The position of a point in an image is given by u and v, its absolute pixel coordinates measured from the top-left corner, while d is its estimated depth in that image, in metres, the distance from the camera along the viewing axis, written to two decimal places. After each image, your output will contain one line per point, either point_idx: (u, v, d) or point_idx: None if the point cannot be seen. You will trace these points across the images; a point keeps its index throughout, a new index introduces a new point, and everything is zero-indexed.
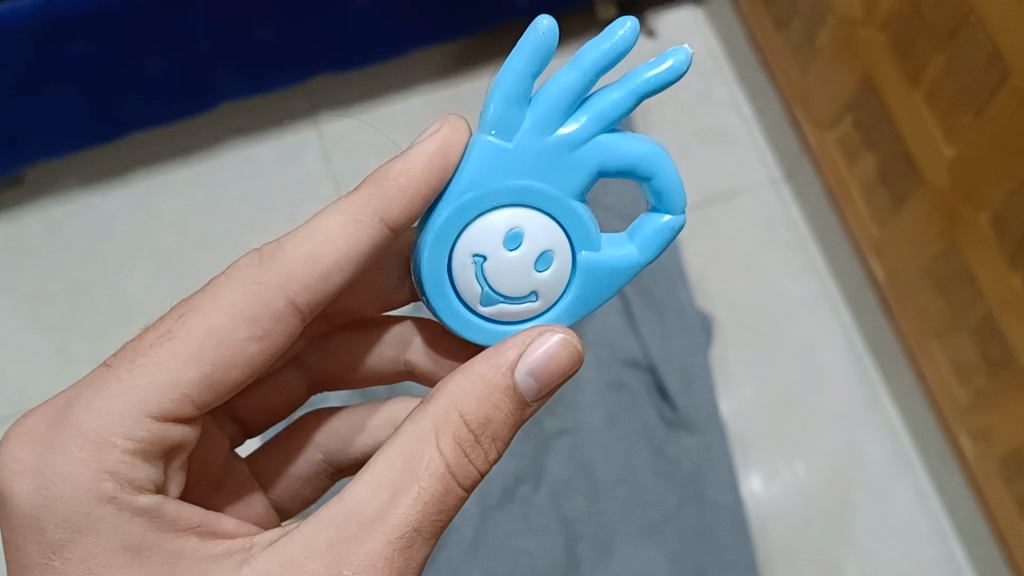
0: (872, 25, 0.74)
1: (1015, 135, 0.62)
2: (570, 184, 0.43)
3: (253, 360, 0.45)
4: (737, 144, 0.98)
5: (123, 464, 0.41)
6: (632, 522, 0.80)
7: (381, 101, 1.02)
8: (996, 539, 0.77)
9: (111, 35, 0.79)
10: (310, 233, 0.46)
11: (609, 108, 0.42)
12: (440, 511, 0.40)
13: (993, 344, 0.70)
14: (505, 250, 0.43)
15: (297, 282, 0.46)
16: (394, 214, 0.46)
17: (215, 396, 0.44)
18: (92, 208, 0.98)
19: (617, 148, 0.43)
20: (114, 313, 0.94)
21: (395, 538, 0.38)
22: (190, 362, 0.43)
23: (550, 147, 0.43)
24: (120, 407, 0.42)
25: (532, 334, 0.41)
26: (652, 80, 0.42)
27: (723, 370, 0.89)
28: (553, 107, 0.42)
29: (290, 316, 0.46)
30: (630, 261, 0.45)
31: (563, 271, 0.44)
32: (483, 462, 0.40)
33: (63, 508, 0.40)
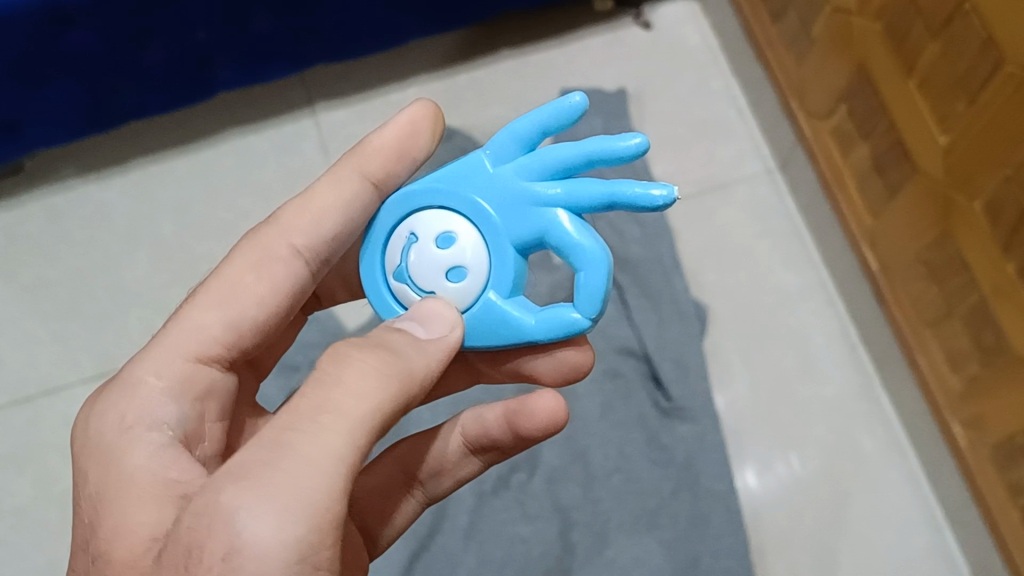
0: (866, 15, 0.74)
1: (1008, 122, 0.62)
2: (513, 228, 0.44)
3: (269, 298, 0.47)
4: (731, 135, 0.99)
5: (144, 400, 0.44)
6: (627, 510, 0.80)
7: (379, 92, 1.02)
8: (989, 529, 0.78)
9: (111, 24, 0.79)
10: (311, 194, 0.49)
11: (580, 190, 0.42)
12: (328, 402, 0.37)
13: (987, 331, 0.71)
14: (433, 246, 0.44)
15: (296, 231, 0.48)
16: (371, 165, 0.49)
17: (240, 339, 0.47)
18: (91, 197, 0.98)
19: (565, 225, 0.42)
20: (112, 301, 0.94)
21: (276, 440, 0.35)
22: (211, 308, 0.46)
23: (518, 187, 0.44)
24: (154, 356, 0.45)
25: (433, 307, 0.43)
26: (627, 191, 0.40)
27: (717, 360, 0.89)
28: (539, 161, 0.44)
29: (295, 262, 0.48)
30: (522, 328, 0.44)
31: (464, 292, 0.44)
32: (373, 366, 0.38)
33: (100, 450, 0.43)
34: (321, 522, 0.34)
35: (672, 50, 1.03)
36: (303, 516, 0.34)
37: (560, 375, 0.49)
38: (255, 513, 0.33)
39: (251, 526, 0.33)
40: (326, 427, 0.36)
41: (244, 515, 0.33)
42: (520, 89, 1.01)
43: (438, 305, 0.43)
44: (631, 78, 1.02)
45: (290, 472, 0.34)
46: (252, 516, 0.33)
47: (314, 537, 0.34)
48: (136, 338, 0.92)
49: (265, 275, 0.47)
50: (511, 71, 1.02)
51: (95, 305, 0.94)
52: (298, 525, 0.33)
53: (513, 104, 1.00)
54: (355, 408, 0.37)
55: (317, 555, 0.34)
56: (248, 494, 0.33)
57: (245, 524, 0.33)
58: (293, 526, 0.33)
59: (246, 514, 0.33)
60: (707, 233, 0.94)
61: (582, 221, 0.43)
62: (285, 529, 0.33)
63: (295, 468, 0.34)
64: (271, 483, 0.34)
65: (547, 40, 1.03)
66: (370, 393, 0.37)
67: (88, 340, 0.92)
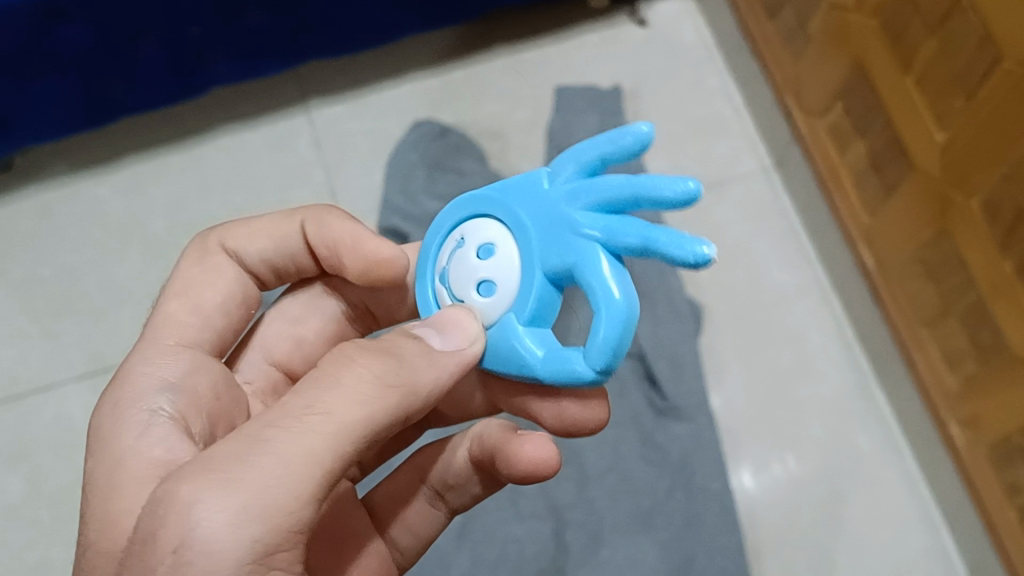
0: (863, 11, 0.74)
1: (1005, 118, 0.62)
2: (548, 255, 0.41)
3: (218, 284, 0.51)
4: (727, 133, 0.98)
5: (134, 384, 0.45)
6: (622, 510, 0.80)
7: (372, 89, 1.01)
8: (985, 528, 0.77)
9: (105, 19, 0.78)
10: (260, 217, 0.54)
11: (613, 228, 0.38)
12: (316, 403, 0.36)
13: (983, 330, 0.70)
14: (474, 255, 0.44)
15: (233, 236, 0.53)
16: (310, 225, 0.53)
17: (208, 318, 0.50)
18: (83, 193, 0.98)
19: (591, 264, 0.39)
20: (104, 298, 0.93)
21: (255, 435, 0.35)
22: (174, 298, 0.50)
23: (562, 210, 0.41)
24: (142, 347, 0.48)
25: (461, 314, 0.42)
26: (661, 246, 0.36)
27: (713, 360, 0.88)
28: (589, 189, 0.40)
29: (229, 257, 0.53)
30: (526, 359, 0.42)
31: (489, 308, 0.43)
32: (372, 368, 0.38)
33: (98, 436, 0.44)
34: (279, 526, 0.34)
35: (669, 46, 1.02)
36: (260, 519, 0.34)
37: (562, 425, 0.47)
38: (214, 507, 0.33)
39: (206, 522, 0.33)
40: (308, 428, 0.35)
41: (203, 508, 0.33)
42: (516, 86, 1.01)
43: (463, 320, 0.42)
44: (626, 75, 1.01)
45: (260, 472, 0.34)
46: (210, 511, 0.33)
47: (270, 540, 0.34)
48: (128, 334, 0.91)
49: (210, 266, 0.52)
50: (506, 67, 1.02)
51: (87, 302, 0.93)
52: (255, 527, 0.33)
53: (506, 102, 1.00)
54: (347, 414, 0.36)
55: (271, 558, 0.34)
56: (210, 486, 0.33)
57: (202, 518, 0.33)
58: (248, 528, 0.33)
59: (203, 508, 0.33)
60: (703, 230, 0.94)
61: (618, 263, 0.39)
62: (240, 530, 0.33)
63: (262, 469, 0.34)
64: (236, 480, 0.34)
65: (543, 36, 1.03)
66: (367, 400, 0.37)
67: (79, 337, 0.91)
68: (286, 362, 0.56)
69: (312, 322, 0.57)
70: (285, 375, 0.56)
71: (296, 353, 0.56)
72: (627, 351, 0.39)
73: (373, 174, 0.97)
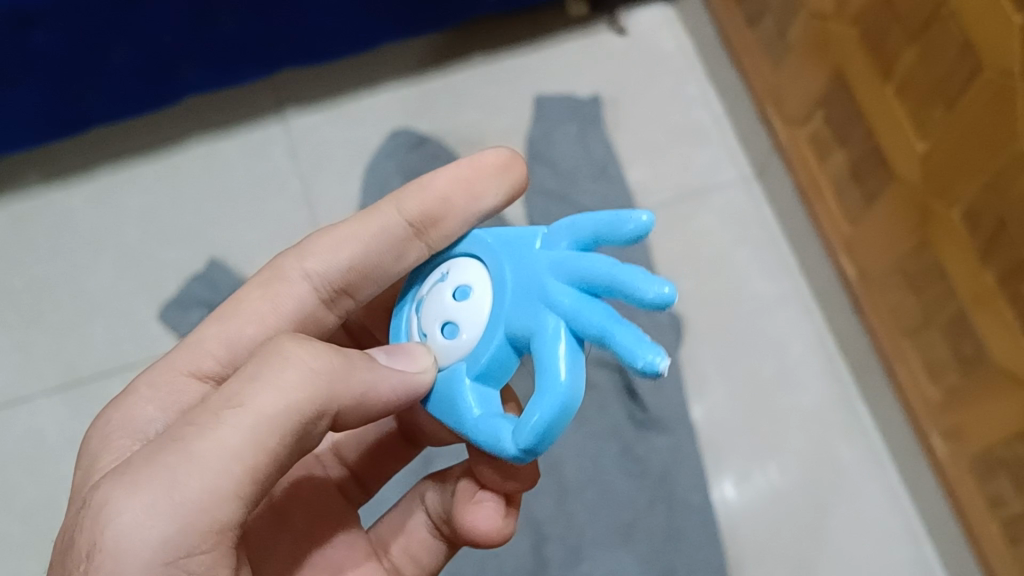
0: (843, 19, 0.74)
1: (985, 128, 0.61)
2: (512, 317, 0.39)
3: (266, 320, 0.47)
4: (707, 143, 0.98)
5: (128, 410, 0.44)
6: (602, 523, 0.79)
7: (350, 97, 1.00)
8: (967, 540, 0.76)
9: (76, 27, 0.77)
10: (343, 225, 0.49)
11: (581, 310, 0.36)
12: (233, 397, 0.35)
13: (965, 341, 0.69)
14: (449, 296, 0.42)
15: (312, 258, 0.48)
16: (408, 201, 0.48)
17: (236, 358, 0.46)
18: (55, 203, 0.96)
19: (547, 339, 0.37)
20: (75, 310, 0.92)
21: (174, 432, 0.35)
22: (216, 323, 0.47)
23: (538, 272, 0.39)
24: (155, 369, 0.46)
25: (424, 351, 0.41)
26: (620, 348, 0.34)
27: (694, 371, 0.88)
28: (571, 259, 0.38)
29: (301, 285, 0.48)
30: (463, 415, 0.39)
31: (449, 352, 0.41)
32: (295, 355, 0.37)
33: (86, 454, 0.43)
34: (193, 526, 0.34)
35: (648, 55, 1.02)
36: (170, 518, 0.34)
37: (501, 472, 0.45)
38: (122, 509, 0.34)
39: (115, 523, 0.34)
40: (220, 422, 0.35)
41: (113, 509, 0.34)
42: (495, 94, 1.00)
43: (416, 355, 0.41)
44: (606, 84, 1.00)
45: (170, 471, 0.34)
46: (118, 513, 0.34)
47: (185, 540, 0.34)
48: (101, 345, 0.90)
49: (270, 294, 0.47)
50: (484, 75, 1.01)
51: (59, 313, 0.92)
52: (165, 527, 0.34)
53: (486, 109, 0.99)
54: (264, 405, 0.35)
55: (188, 559, 0.35)
56: (122, 488, 0.34)
57: (112, 519, 0.34)
58: (157, 528, 0.34)
59: (115, 512, 0.34)
60: (683, 240, 0.93)
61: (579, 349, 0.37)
62: (151, 532, 0.34)
63: (172, 466, 0.34)
64: (146, 479, 0.34)
65: (522, 44, 1.02)
66: (285, 388, 0.36)
67: (51, 350, 0.90)
68: None
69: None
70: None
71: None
72: (556, 441, 0.36)
73: (350, 182, 0.96)
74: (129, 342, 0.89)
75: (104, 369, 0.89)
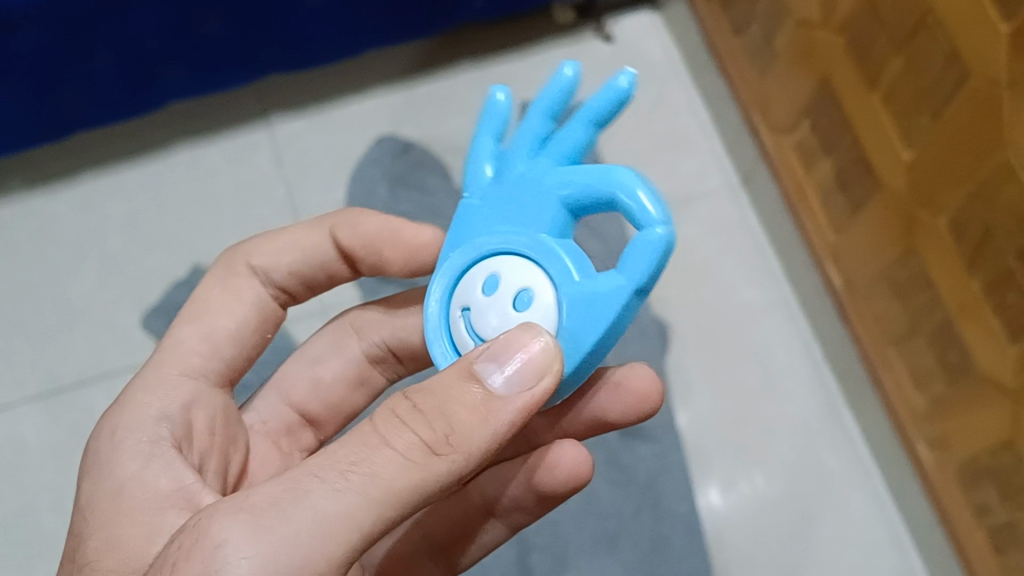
0: (830, 28, 0.74)
1: (971, 136, 0.61)
2: (543, 223, 0.42)
3: (236, 309, 0.52)
4: (693, 150, 0.98)
5: (131, 412, 0.47)
6: (587, 533, 0.78)
7: (335, 104, 1.00)
8: (953, 549, 0.76)
9: (57, 30, 0.76)
10: (289, 230, 0.54)
11: (565, 138, 0.43)
12: (364, 468, 0.36)
13: (951, 350, 0.69)
14: (481, 293, 0.41)
15: (260, 257, 0.53)
16: (342, 230, 0.52)
17: (218, 350, 0.50)
18: (38, 210, 0.96)
19: (576, 176, 0.42)
20: (57, 317, 0.91)
21: (298, 486, 0.35)
22: (188, 324, 0.51)
23: (514, 190, 0.43)
24: (146, 376, 0.49)
25: (524, 323, 0.39)
26: (600, 103, 0.42)
27: (679, 379, 0.87)
28: (514, 152, 0.44)
29: (254, 281, 0.53)
30: (616, 292, 0.40)
31: (543, 317, 0.40)
32: (427, 430, 0.36)
33: (98, 463, 0.45)
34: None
35: (634, 62, 1.02)
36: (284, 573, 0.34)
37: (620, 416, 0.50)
38: (239, 558, 0.34)
39: (228, 569, 0.33)
40: (348, 490, 0.35)
41: (230, 552, 0.34)
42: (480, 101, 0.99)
43: (527, 343, 0.37)
44: (592, 91, 1.00)
45: (293, 530, 0.34)
46: (233, 558, 0.34)
47: None
48: (82, 352, 0.89)
49: (231, 289, 0.52)
50: (469, 82, 1.01)
51: (41, 320, 0.91)
52: None
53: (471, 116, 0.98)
54: (391, 479, 0.36)
55: None
56: (241, 535, 0.34)
57: (224, 563, 0.34)
58: None
59: (231, 557, 0.34)
60: None
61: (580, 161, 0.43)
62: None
63: (297, 526, 0.34)
64: (267, 531, 0.34)
65: (507, 51, 1.02)
66: (413, 466, 0.36)
67: (32, 357, 0.89)
68: (302, 402, 0.57)
69: (330, 364, 0.58)
70: (301, 417, 0.58)
71: (312, 395, 0.58)
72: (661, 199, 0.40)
73: (334, 189, 0.95)
74: (111, 351, 0.89)
75: (86, 378, 0.88)
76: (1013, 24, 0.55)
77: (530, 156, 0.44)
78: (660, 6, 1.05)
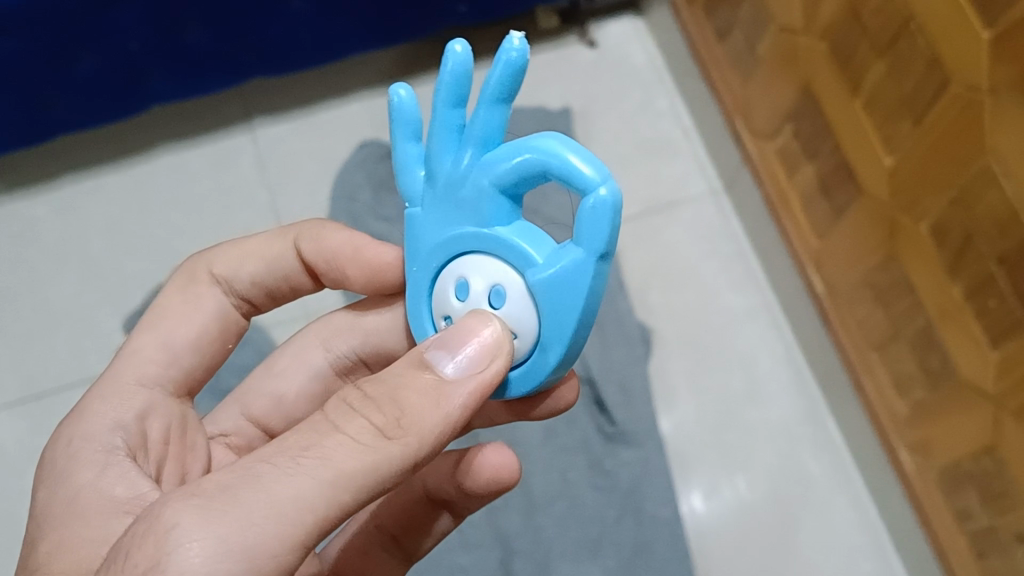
0: (812, 34, 0.74)
1: (951, 141, 0.61)
2: (489, 215, 0.39)
3: (195, 319, 0.51)
4: (675, 156, 0.98)
5: (86, 420, 0.45)
6: (570, 538, 0.78)
7: (319, 107, 1.00)
8: (935, 554, 0.76)
9: (40, 33, 0.76)
10: (252, 238, 0.53)
11: (480, 124, 0.39)
12: (317, 451, 0.34)
13: (932, 356, 0.70)
14: (456, 299, 0.41)
15: (219, 262, 0.52)
16: (305, 243, 0.52)
17: (176, 358, 0.49)
18: (19, 213, 0.95)
19: (503, 161, 0.38)
20: (38, 321, 0.90)
21: (250, 469, 0.34)
22: (145, 331, 0.49)
23: (451, 187, 0.40)
24: (100, 387, 0.47)
25: (479, 314, 0.39)
26: (498, 78, 0.37)
27: (662, 384, 0.87)
28: (438, 151, 0.40)
29: (213, 288, 0.52)
30: (579, 267, 0.36)
31: (522, 310, 0.39)
32: (377, 416, 0.35)
33: (53, 472, 0.43)
34: (260, 570, 0.32)
35: (617, 68, 1.02)
36: (238, 555, 0.32)
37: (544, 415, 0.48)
38: (191, 537, 0.32)
39: (180, 549, 0.31)
40: (303, 470, 0.34)
41: (181, 533, 0.32)
42: None
43: (478, 331, 0.37)
44: (576, 96, 1.00)
45: (248, 508, 0.33)
46: (186, 540, 0.32)
47: None
48: (62, 357, 0.89)
49: (190, 298, 0.51)
50: None
51: (21, 324, 0.90)
52: (234, 563, 0.32)
53: None
54: (346, 461, 0.34)
55: None
56: (193, 515, 0.32)
57: (175, 546, 0.31)
58: (227, 562, 0.32)
59: (183, 538, 0.32)
60: (652, 251, 0.93)
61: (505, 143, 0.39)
62: (213, 563, 0.31)
63: (251, 503, 0.33)
64: (220, 510, 0.32)
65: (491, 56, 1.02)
66: (367, 449, 0.35)
67: (12, 362, 0.89)
68: (263, 417, 0.56)
69: (294, 378, 0.56)
70: (262, 431, 0.56)
71: (275, 410, 0.56)
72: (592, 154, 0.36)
73: (318, 194, 0.95)
74: (91, 355, 0.88)
75: (67, 383, 0.87)
76: (995, 30, 0.55)
77: (455, 148, 0.40)
78: (644, 12, 1.05)
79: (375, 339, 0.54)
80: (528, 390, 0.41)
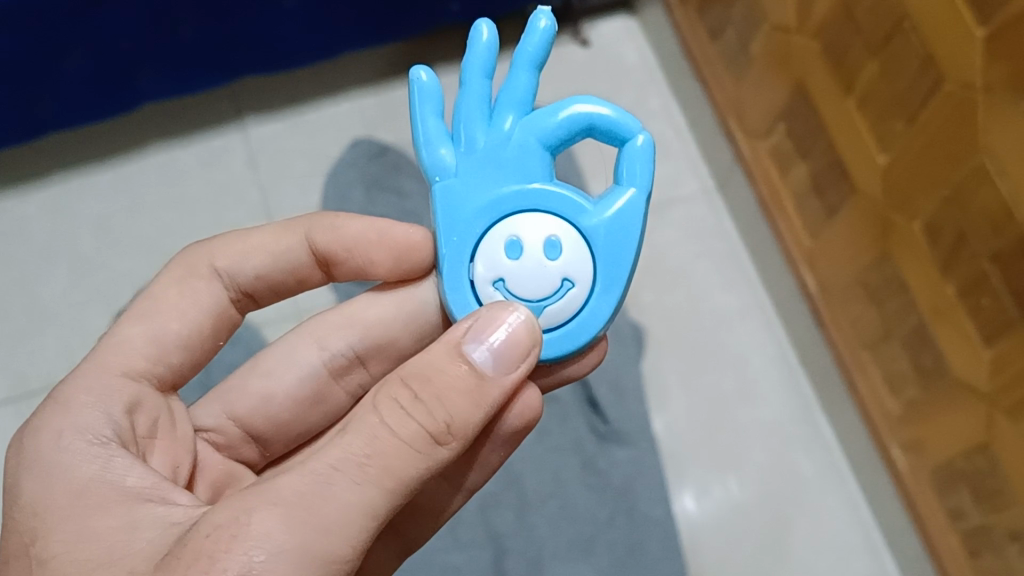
0: (805, 33, 0.74)
1: (945, 139, 0.61)
2: (533, 172, 0.44)
3: (190, 314, 0.50)
4: (668, 155, 0.98)
5: (76, 412, 0.44)
6: (562, 537, 0.78)
7: (310, 106, 0.99)
8: (927, 553, 0.76)
9: (30, 32, 0.76)
10: (257, 230, 0.53)
11: (511, 93, 0.45)
12: (379, 460, 0.36)
13: (925, 354, 0.70)
14: (505, 259, 0.43)
15: (222, 256, 0.52)
16: (319, 235, 0.52)
17: (164, 354, 0.49)
18: (8, 211, 0.95)
19: (552, 118, 0.44)
20: (29, 320, 0.90)
21: (318, 479, 0.36)
22: (135, 322, 0.49)
23: (490, 152, 0.44)
24: (85, 374, 0.46)
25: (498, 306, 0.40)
26: (535, 47, 0.44)
27: (655, 384, 0.87)
28: (468, 118, 0.44)
29: (215, 283, 0.52)
30: (635, 205, 0.43)
31: (576, 257, 0.43)
32: (430, 421, 0.37)
33: (37, 465, 0.42)
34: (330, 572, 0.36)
35: (610, 67, 1.02)
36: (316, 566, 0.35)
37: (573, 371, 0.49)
38: (279, 558, 0.34)
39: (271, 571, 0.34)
40: (369, 483, 0.36)
41: (268, 552, 0.34)
42: None
43: (506, 319, 0.39)
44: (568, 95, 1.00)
45: (324, 525, 0.35)
46: (274, 560, 0.34)
47: None
48: (54, 357, 0.88)
49: (186, 291, 0.50)
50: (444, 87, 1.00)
51: (11, 323, 0.90)
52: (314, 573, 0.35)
53: None
54: (404, 471, 0.37)
55: None
56: (276, 532, 0.34)
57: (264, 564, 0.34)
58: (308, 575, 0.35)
59: (271, 558, 0.34)
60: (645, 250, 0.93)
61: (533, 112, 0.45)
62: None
63: (326, 520, 0.35)
64: (299, 526, 0.35)
65: None
66: (422, 456, 0.37)
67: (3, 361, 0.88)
68: (246, 418, 0.55)
69: (284, 379, 0.55)
70: (244, 432, 0.55)
71: (260, 410, 0.55)
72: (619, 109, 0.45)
73: (309, 193, 0.95)
74: (80, 354, 0.88)
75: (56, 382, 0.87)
76: (990, 28, 0.55)
77: (483, 119, 0.45)
78: (636, 11, 1.05)
79: (380, 331, 0.54)
80: (573, 350, 0.44)
